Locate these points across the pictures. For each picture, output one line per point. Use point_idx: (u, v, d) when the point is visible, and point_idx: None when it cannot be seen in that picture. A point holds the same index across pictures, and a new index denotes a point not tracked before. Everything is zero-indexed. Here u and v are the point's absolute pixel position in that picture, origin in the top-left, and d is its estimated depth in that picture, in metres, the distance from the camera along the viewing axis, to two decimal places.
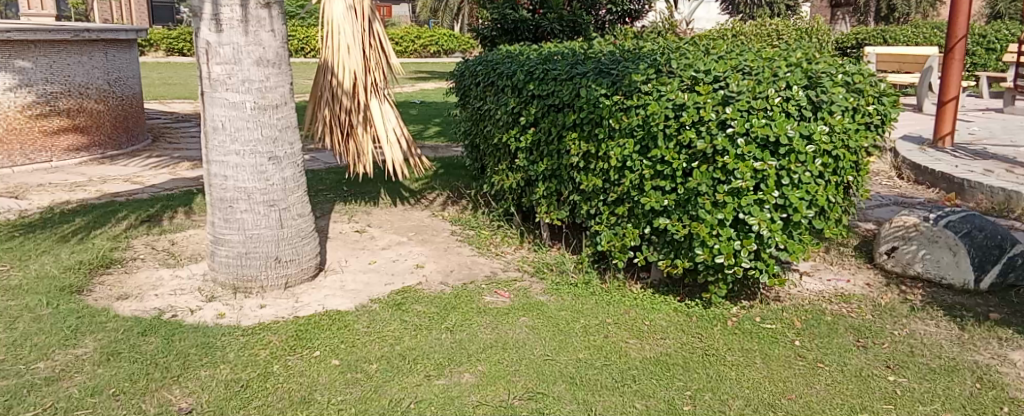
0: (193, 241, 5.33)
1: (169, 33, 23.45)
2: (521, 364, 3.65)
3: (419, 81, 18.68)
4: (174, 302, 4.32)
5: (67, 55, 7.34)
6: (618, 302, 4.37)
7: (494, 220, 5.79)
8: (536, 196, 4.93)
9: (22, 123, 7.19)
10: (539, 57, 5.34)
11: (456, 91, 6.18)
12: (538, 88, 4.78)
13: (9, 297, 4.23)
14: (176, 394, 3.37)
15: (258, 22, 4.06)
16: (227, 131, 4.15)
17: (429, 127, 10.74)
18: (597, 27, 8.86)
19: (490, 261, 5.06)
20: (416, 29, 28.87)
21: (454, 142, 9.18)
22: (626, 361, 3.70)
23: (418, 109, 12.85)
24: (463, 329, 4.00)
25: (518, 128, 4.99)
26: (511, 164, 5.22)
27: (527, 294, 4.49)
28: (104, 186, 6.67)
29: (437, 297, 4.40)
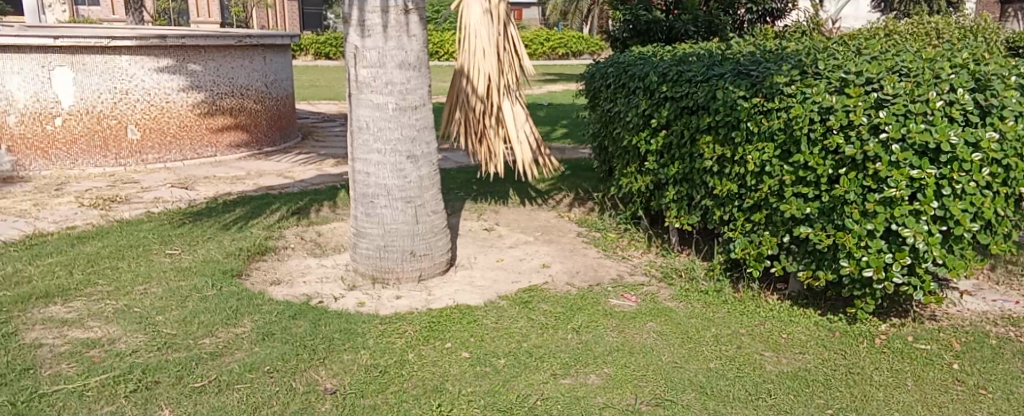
0: (337, 233, 5.63)
1: (318, 39, 24.78)
2: (649, 369, 3.63)
3: (548, 83, 18.88)
4: (319, 290, 4.59)
5: (232, 59, 7.96)
6: (752, 311, 4.27)
7: (621, 223, 5.78)
8: (666, 200, 4.88)
9: (193, 121, 7.81)
10: (674, 58, 5.29)
11: (586, 93, 6.20)
12: (671, 90, 4.73)
13: (180, 277, 4.64)
14: (322, 375, 3.58)
15: (402, 27, 4.25)
16: (371, 130, 4.36)
17: (557, 129, 10.82)
18: (735, 27, 8.70)
19: (617, 264, 5.06)
20: (546, 32, 29.08)
21: (581, 144, 9.20)
22: (761, 373, 3.60)
23: (547, 111, 12.97)
24: (589, 331, 4.02)
25: (649, 131, 4.95)
26: (640, 166, 5.19)
27: (655, 299, 4.46)
28: (259, 180, 7.17)
29: (563, 297, 4.45)
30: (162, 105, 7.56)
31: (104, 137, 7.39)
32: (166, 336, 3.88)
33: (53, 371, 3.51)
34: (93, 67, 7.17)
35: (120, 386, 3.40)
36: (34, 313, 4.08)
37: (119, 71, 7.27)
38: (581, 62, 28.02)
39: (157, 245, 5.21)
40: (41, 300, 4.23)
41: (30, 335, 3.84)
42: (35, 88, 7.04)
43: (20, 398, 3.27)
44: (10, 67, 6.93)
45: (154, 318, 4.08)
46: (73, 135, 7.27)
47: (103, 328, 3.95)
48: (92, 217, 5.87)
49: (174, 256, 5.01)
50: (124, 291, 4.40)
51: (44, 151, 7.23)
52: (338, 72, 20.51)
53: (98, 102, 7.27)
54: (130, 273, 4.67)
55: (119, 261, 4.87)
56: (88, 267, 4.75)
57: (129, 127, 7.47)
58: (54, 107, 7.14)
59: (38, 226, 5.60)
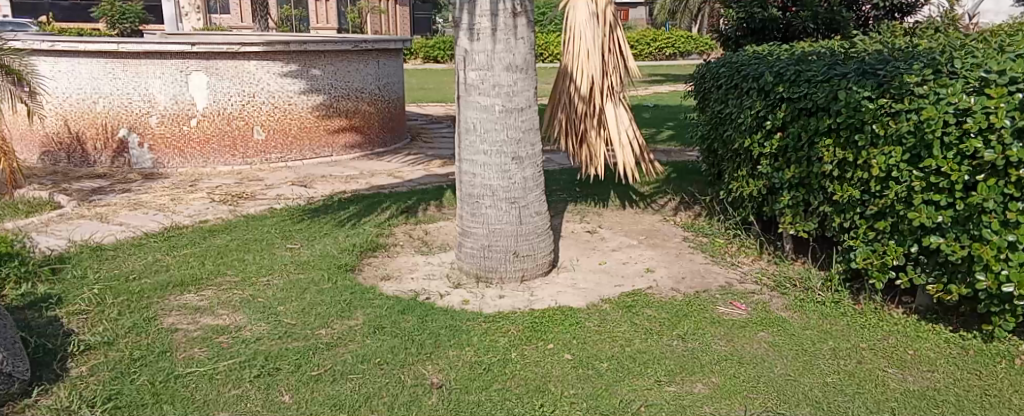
0: (444, 232, 5.78)
1: (428, 43, 25.37)
2: (760, 381, 3.55)
3: (655, 84, 18.68)
4: (427, 286, 4.73)
5: (349, 64, 8.30)
6: (874, 325, 4.10)
7: (730, 228, 5.66)
8: (780, 205, 4.75)
9: (312, 123, 8.19)
10: (792, 57, 5.14)
11: (695, 94, 6.11)
12: (789, 90, 4.61)
13: (300, 270, 4.89)
14: (429, 370, 3.69)
15: (509, 30, 4.31)
16: (478, 132, 4.45)
17: (664, 131, 10.69)
18: (859, 23, 8.40)
19: (725, 271, 4.96)
20: (653, 32, 28.74)
21: (689, 146, 9.06)
22: (884, 391, 3.47)
23: (654, 113, 12.84)
24: (696, 339, 3.96)
25: (763, 134, 4.83)
26: (752, 170, 5.07)
27: (767, 308, 4.35)
28: (371, 179, 7.44)
29: (668, 303, 4.41)
30: (285, 107, 7.96)
31: (232, 138, 7.85)
32: (286, 325, 4.10)
33: (187, 354, 3.78)
34: (225, 71, 7.62)
35: (245, 371, 3.62)
36: (171, 300, 4.40)
37: (247, 75, 7.70)
38: (689, 62, 27.51)
39: (279, 239, 5.50)
40: (177, 288, 4.56)
41: (168, 320, 4.14)
42: (174, 92, 7.56)
43: (159, 377, 3.53)
44: (154, 72, 7.48)
45: (276, 308, 4.31)
46: (206, 135, 7.76)
47: (231, 316, 4.21)
48: (221, 212, 6.25)
49: (294, 250, 5.28)
50: (249, 282, 4.67)
51: (180, 150, 7.76)
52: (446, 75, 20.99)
53: (228, 105, 7.73)
54: (255, 265, 4.95)
55: (245, 253, 5.17)
56: (217, 258, 5.07)
57: (255, 128, 7.90)
58: (190, 109, 7.64)
59: (174, 219, 6.01)
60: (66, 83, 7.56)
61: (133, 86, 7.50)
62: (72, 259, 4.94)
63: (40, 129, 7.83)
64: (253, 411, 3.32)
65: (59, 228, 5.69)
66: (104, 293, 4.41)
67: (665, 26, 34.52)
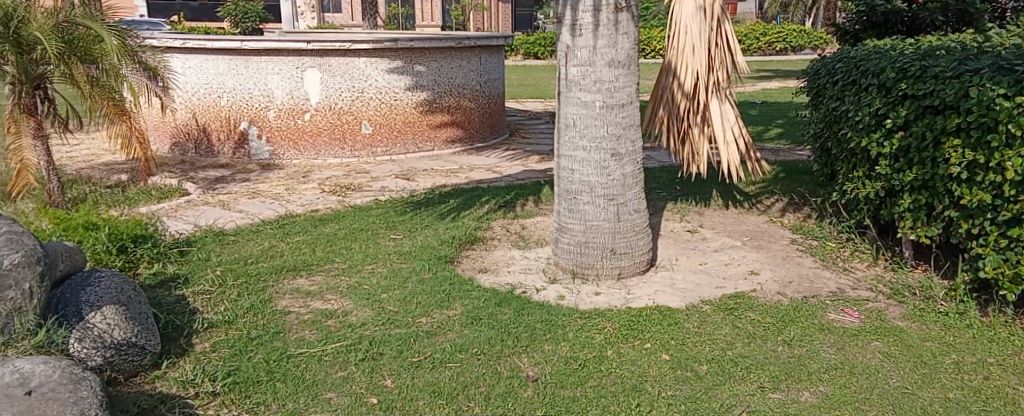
0: (540, 227, 5.85)
1: (529, 39, 25.53)
2: (873, 392, 3.44)
3: (763, 80, 18.18)
4: (523, 280, 4.81)
5: (452, 60, 8.51)
6: (1004, 339, 3.90)
7: (842, 232, 5.48)
8: (899, 208, 4.56)
9: (416, 118, 8.42)
10: (917, 51, 4.94)
11: (808, 91, 5.93)
12: (913, 86, 4.44)
13: (402, 260, 5.06)
14: (525, 363, 3.76)
15: (615, 25, 4.32)
16: (577, 128, 4.49)
17: (772, 129, 10.40)
18: (994, 16, 7.93)
19: (836, 276, 4.81)
20: (762, 26, 27.87)
21: (799, 145, 8.77)
22: (1012, 410, 3.30)
23: (761, 110, 12.53)
24: (803, 345, 3.87)
25: (883, 133, 4.65)
26: (869, 170, 4.88)
27: (882, 317, 4.20)
28: (472, 174, 7.59)
29: (774, 307, 4.32)
30: (391, 102, 8.23)
31: (342, 131, 8.17)
32: (390, 312, 4.27)
33: (298, 335, 4.00)
34: (337, 68, 7.95)
35: (351, 354, 3.79)
36: (285, 283, 4.65)
37: (358, 72, 8.01)
38: (801, 57, 26.59)
39: (384, 229, 5.71)
40: (290, 272, 4.81)
41: (281, 303, 4.39)
42: (290, 87, 7.93)
43: (273, 357, 3.75)
44: (272, 68, 7.87)
45: (380, 295, 4.49)
46: (318, 128, 8.11)
47: (338, 301, 4.42)
48: (330, 202, 6.53)
49: (397, 240, 5.47)
50: (355, 269, 4.89)
51: (294, 142, 8.13)
52: (548, 71, 21.09)
53: (339, 99, 8.05)
54: (361, 254, 5.16)
55: (352, 242, 5.40)
56: (327, 246, 5.31)
57: (363, 122, 8.20)
58: (304, 103, 8.00)
59: (287, 208, 6.33)
60: (194, 78, 8.06)
61: (253, 81, 7.92)
62: (197, 242, 5.29)
63: (170, 121, 8.38)
64: (359, 394, 3.47)
65: (185, 213, 6.09)
66: (225, 275, 4.71)
67: (777, 21, 33.38)
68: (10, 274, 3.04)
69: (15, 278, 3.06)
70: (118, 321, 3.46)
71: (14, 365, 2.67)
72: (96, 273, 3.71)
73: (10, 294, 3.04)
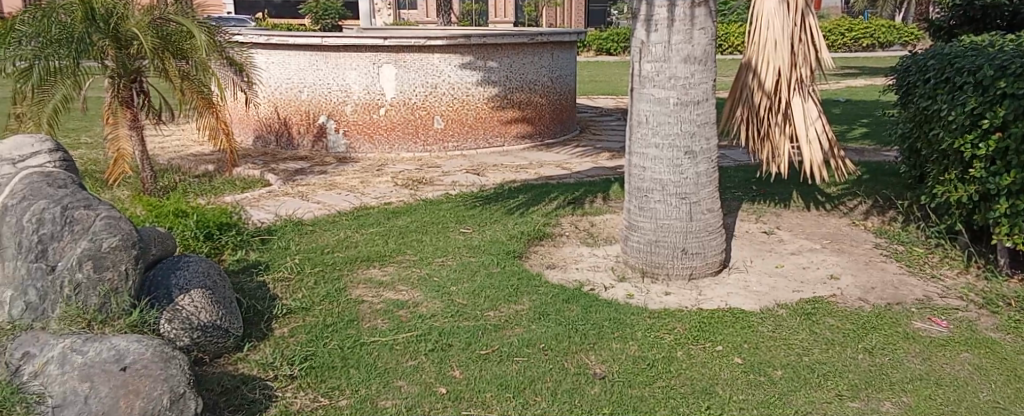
0: (609, 225, 5.85)
1: (602, 34, 25.39)
2: (960, 406, 3.33)
3: (849, 77, 17.61)
4: (591, 278, 4.82)
5: (524, 56, 8.58)
6: None
7: (930, 237, 5.31)
8: (995, 214, 4.40)
9: (487, 113, 8.51)
10: (1017, 49, 4.74)
11: (897, 89, 5.75)
12: (1013, 86, 4.28)
13: (471, 254, 5.14)
14: (592, 360, 3.78)
15: (691, 21, 4.28)
16: (650, 125, 4.47)
17: (856, 128, 10.08)
18: None
19: (923, 284, 4.66)
20: (848, 21, 26.99)
21: (886, 146, 8.49)
22: None
23: (845, 108, 12.16)
24: (885, 354, 3.77)
25: (978, 134, 4.48)
26: (962, 173, 4.70)
27: (972, 328, 4.05)
28: (541, 170, 7.62)
29: (855, 313, 4.21)
30: (463, 98, 8.34)
31: (415, 126, 8.31)
32: (459, 305, 4.35)
33: (371, 324, 4.12)
34: (412, 64, 8.10)
35: (421, 344, 3.89)
36: (359, 273, 4.79)
37: (432, 67, 8.14)
38: (889, 54, 25.63)
39: (454, 223, 5.80)
40: (364, 263, 4.95)
41: (355, 292, 4.52)
42: (367, 82, 8.12)
43: (347, 344, 3.88)
44: (351, 64, 8.08)
45: (449, 288, 4.58)
46: (392, 123, 8.27)
47: (410, 292, 4.53)
48: (403, 195, 6.67)
49: (466, 234, 5.56)
50: (426, 262, 4.99)
51: (369, 136, 8.31)
52: (621, 67, 20.95)
53: (413, 95, 8.20)
54: (432, 247, 5.27)
55: (423, 235, 5.51)
56: (399, 238, 5.44)
57: (436, 117, 8.33)
58: (380, 98, 8.18)
59: (362, 200, 6.50)
60: (277, 73, 8.35)
61: (332, 77, 8.15)
62: (278, 231, 5.49)
63: (254, 115, 8.69)
64: (428, 383, 3.56)
65: (266, 203, 6.32)
66: (302, 264, 4.89)
67: (866, 15, 32.17)
68: (108, 256, 3.22)
69: (112, 260, 3.24)
70: (204, 304, 3.64)
71: (111, 342, 2.85)
72: (185, 258, 3.91)
73: (107, 275, 3.24)
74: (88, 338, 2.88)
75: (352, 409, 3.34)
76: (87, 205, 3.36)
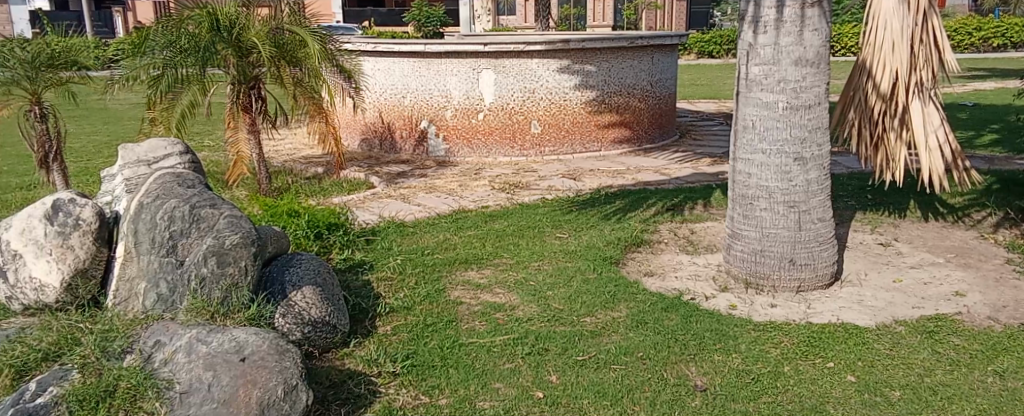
0: (711, 233, 5.72)
1: (704, 37, 24.92)
2: None
3: (976, 80, 16.61)
4: (692, 287, 4.73)
5: (624, 60, 8.52)
6: None
7: None
8: None
9: (584, 118, 8.49)
10: None
11: None
12: None
13: (568, 258, 5.13)
14: (693, 372, 3.70)
15: (803, 22, 4.14)
16: (757, 130, 4.35)
17: (986, 134, 9.50)
18: None
19: None
20: (976, 20, 25.48)
21: (1019, 154, 7.96)
22: None
23: (972, 113, 11.48)
24: (1018, 378, 3.53)
25: None
26: None
27: None
28: (640, 175, 7.53)
29: (983, 333, 3.97)
30: (561, 102, 8.34)
31: (512, 130, 8.38)
32: (556, 309, 4.35)
33: (469, 325, 4.17)
34: (510, 69, 8.17)
35: (518, 347, 3.91)
36: (457, 274, 4.87)
37: (530, 73, 8.19)
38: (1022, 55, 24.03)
39: (550, 228, 5.80)
40: (462, 265, 5.03)
41: (454, 293, 4.60)
42: (467, 88, 8.24)
43: (447, 343, 3.94)
44: (451, 70, 8.21)
45: (546, 292, 4.59)
46: (490, 127, 8.37)
47: (507, 295, 4.57)
48: (500, 199, 6.73)
49: (562, 239, 5.55)
50: (522, 265, 5.02)
51: (468, 140, 8.43)
52: (724, 70, 20.49)
53: (511, 100, 8.26)
54: (528, 251, 5.29)
55: (519, 238, 5.54)
56: (496, 241, 5.49)
57: (533, 121, 8.37)
58: (479, 103, 8.28)
59: (460, 204, 6.59)
60: (383, 79, 8.59)
61: (434, 82, 8.30)
62: (381, 233, 5.65)
63: (360, 119, 8.97)
64: (526, 386, 3.57)
65: (371, 205, 6.50)
66: (404, 264, 5.00)
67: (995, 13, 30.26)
68: (231, 253, 3.38)
69: (234, 256, 3.39)
70: (314, 301, 3.77)
71: (232, 333, 2.99)
72: (298, 256, 4.07)
73: (229, 271, 3.38)
74: (211, 329, 3.03)
75: (452, 409, 3.38)
76: (211, 204, 3.56)
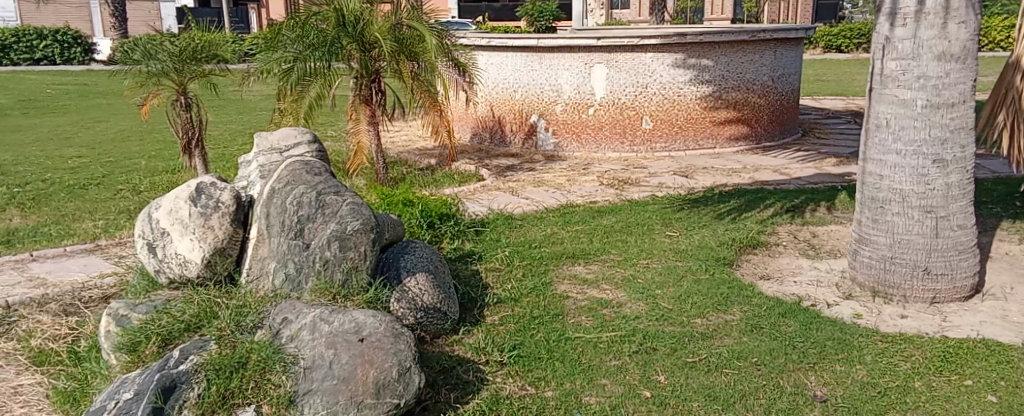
0: (834, 237, 5.45)
1: (831, 30, 23.86)
2: None
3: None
4: (812, 292, 4.51)
5: (744, 55, 8.25)
6: None
7: None
8: None
9: (699, 114, 8.28)
10: None
11: None
12: None
13: (678, 257, 5.00)
14: (812, 381, 3.51)
15: (949, 13, 3.85)
16: (892, 129, 4.10)
17: None
18: None
19: None
20: None
21: None
22: None
23: None
24: None
25: None
26: None
27: None
28: (757, 174, 7.26)
29: None
30: (674, 98, 8.16)
31: (624, 125, 8.25)
32: (664, 309, 4.24)
33: (576, 320, 4.12)
34: (623, 63, 8.06)
35: (625, 345, 3.83)
36: (564, 269, 4.84)
37: (644, 67, 8.05)
38: None
39: (660, 226, 5.67)
40: (569, 259, 4.99)
41: (560, 287, 4.56)
42: (578, 82, 8.18)
43: (553, 337, 3.91)
44: (563, 64, 8.18)
45: (655, 291, 4.48)
46: (601, 123, 8.27)
47: (614, 292, 4.49)
48: (609, 195, 6.64)
49: (673, 238, 5.41)
50: (630, 262, 4.93)
51: (577, 135, 8.36)
52: (853, 65, 19.50)
53: (622, 95, 8.14)
54: (637, 248, 5.19)
55: (628, 235, 5.45)
56: (604, 237, 5.42)
57: (645, 117, 8.22)
58: (590, 98, 8.19)
59: (569, 198, 6.55)
60: (496, 74, 8.65)
61: (545, 77, 8.28)
62: (490, 224, 5.69)
63: (472, 113, 9.06)
64: (632, 385, 3.49)
65: (480, 197, 6.55)
66: (512, 256, 5.02)
67: None
68: (352, 238, 3.49)
69: (355, 241, 3.51)
70: (427, 287, 3.83)
71: (352, 315, 3.06)
72: (412, 244, 4.14)
73: (350, 255, 3.50)
74: (332, 310, 3.12)
75: (557, 401, 3.34)
76: (336, 191, 3.66)
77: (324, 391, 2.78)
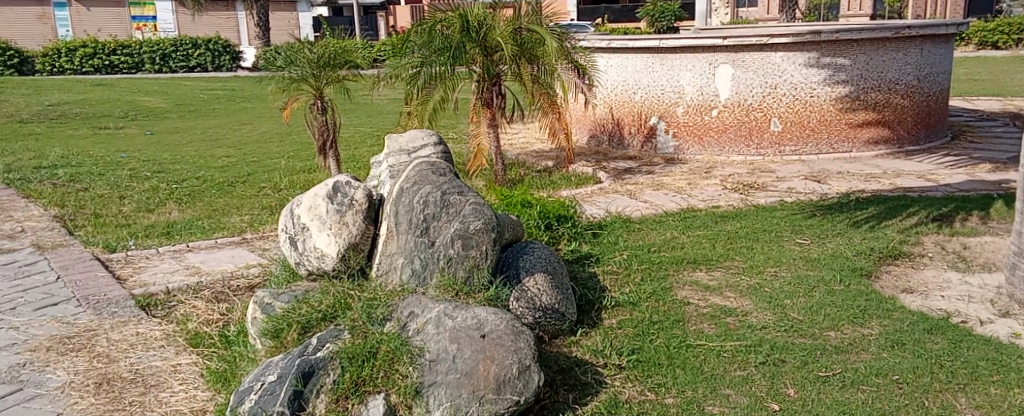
0: (989, 250, 5.04)
1: (985, 26, 22.27)
2: None
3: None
4: (961, 308, 4.17)
5: (885, 53, 7.78)
6: None
7: None
8: None
9: (834, 116, 7.88)
10: None
11: None
12: None
13: (810, 266, 4.75)
14: (963, 404, 3.23)
15: None
16: None
17: None
18: None
19: None
20: None
21: None
22: None
23: None
24: None
25: None
26: None
27: None
28: (897, 180, 6.82)
29: None
30: (806, 99, 7.80)
31: (750, 128, 7.95)
32: (794, 320, 4.03)
33: (697, 327, 3.98)
34: (750, 64, 7.77)
35: (751, 355, 3.67)
36: (685, 274, 4.69)
37: (774, 67, 7.73)
38: None
39: (789, 233, 5.41)
40: (691, 265, 4.84)
41: (681, 293, 4.43)
42: (701, 83, 7.95)
43: (673, 343, 3.79)
44: (686, 65, 7.98)
45: (783, 301, 4.27)
46: (724, 125, 8.00)
47: (738, 300, 4.32)
48: (733, 199, 6.41)
49: (803, 246, 5.15)
50: (757, 270, 4.72)
51: (700, 138, 8.13)
52: (1010, 63, 18.08)
53: (749, 96, 7.85)
54: (764, 255, 4.96)
55: (754, 242, 5.23)
56: (728, 243, 5.22)
57: (773, 119, 7.90)
58: (714, 99, 7.96)
59: (691, 202, 6.37)
60: (615, 75, 8.52)
61: (667, 78, 8.11)
62: (607, 227, 5.62)
63: (591, 115, 8.98)
64: (760, 396, 3.32)
65: (598, 199, 6.48)
66: (630, 260, 4.92)
67: None
68: (474, 237, 3.56)
69: (477, 240, 3.58)
70: (545, 287, 3.81)
71: (474, 311, 3.09)
72: (531, 244, 4.13)
73: (472, 253, 3.56)
74: (456, 306, 3.15)
75: (679, 409, 3.23)
76: (460, 191, 3.71)
77: (448, 384, 2.81)
